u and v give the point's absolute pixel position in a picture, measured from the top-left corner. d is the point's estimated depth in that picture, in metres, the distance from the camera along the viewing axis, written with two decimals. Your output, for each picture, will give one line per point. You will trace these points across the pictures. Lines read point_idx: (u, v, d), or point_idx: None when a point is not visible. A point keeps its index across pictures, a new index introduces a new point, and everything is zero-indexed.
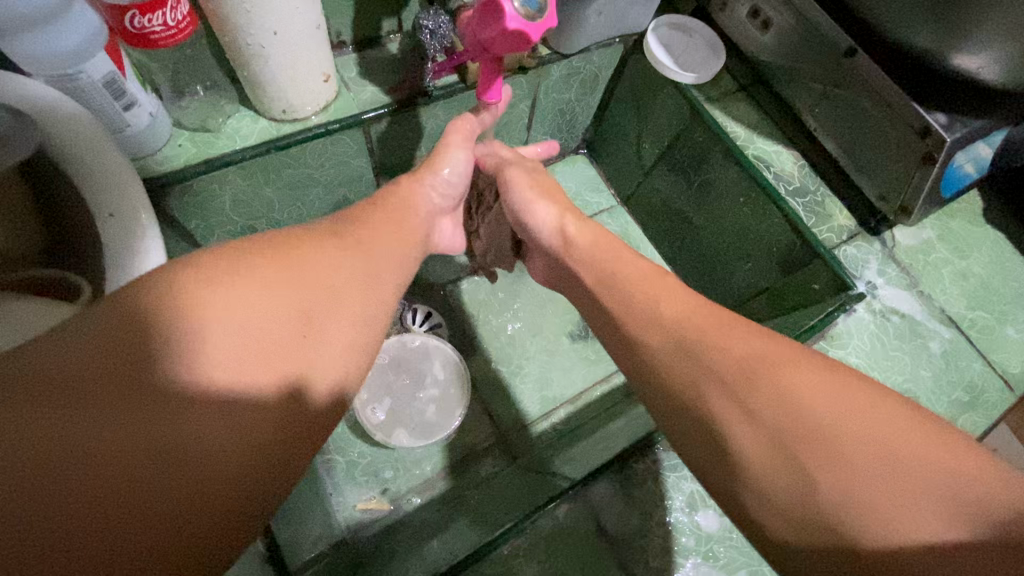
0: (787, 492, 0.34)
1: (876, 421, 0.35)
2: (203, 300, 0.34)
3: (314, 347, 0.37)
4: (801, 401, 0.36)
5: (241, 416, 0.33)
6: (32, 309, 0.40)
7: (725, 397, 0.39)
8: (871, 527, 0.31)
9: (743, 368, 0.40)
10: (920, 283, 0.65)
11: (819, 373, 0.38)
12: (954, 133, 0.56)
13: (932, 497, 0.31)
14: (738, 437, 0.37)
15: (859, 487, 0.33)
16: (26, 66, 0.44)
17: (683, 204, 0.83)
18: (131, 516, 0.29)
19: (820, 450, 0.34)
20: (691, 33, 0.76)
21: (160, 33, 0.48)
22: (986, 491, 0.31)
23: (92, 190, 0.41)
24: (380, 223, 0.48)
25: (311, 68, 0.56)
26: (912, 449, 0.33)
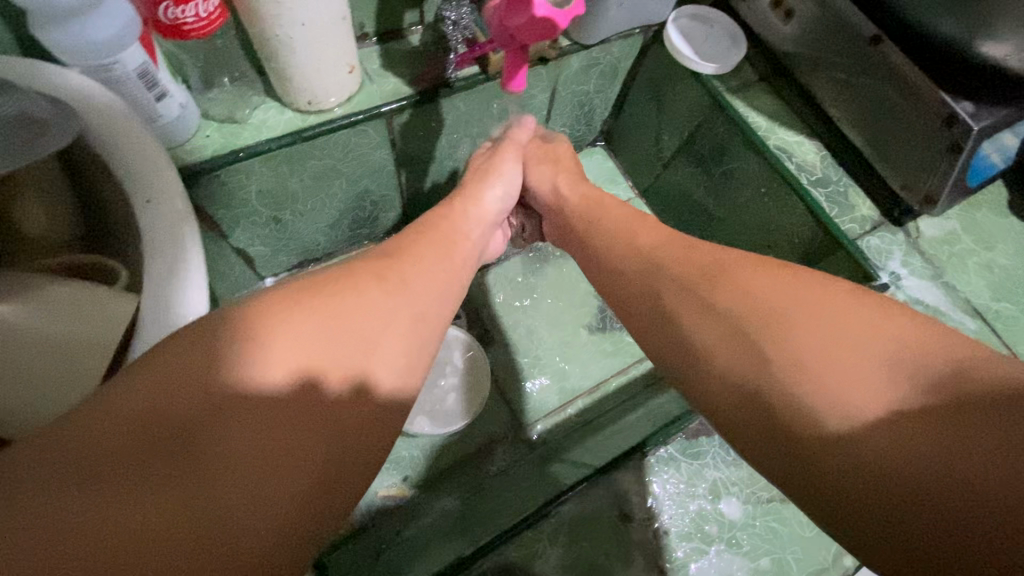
0: (753, 406, 0.36)
1: (825, 309, 0.37)
2: (251, 330, 0.36)
3: (355, 355, 0.39)
4: (757, 299, 0.39)
5: (299, 433, 0.35)
6: (71, 294, 0.41)
7: (691, 301, 0.42)
8: (823, 403, 0.33)
9: (735, 292, 0.40)
10: (945, 274, 0.65)
11: (774, 274, 0.41)
12: (981, 121, 0.55)
13: (876, 364, 0.33)
14: (701, 332, 0.40)
15: (812, 366, 0.35)
16: (63, 57, 0.45)
17: (703, 196, 0.83)
18: (226, 538, 0.31)
19: (772, 334, 0.37)
20: (712, 24, 0.75)
21: (192, 25, 0.49)
22: (928, 355, 0.33)
23: (131, 175, 0.41)
24: (429, 247, 0.49)
25: (336, 60, 0.57)
26: (896, 347, 0.34)
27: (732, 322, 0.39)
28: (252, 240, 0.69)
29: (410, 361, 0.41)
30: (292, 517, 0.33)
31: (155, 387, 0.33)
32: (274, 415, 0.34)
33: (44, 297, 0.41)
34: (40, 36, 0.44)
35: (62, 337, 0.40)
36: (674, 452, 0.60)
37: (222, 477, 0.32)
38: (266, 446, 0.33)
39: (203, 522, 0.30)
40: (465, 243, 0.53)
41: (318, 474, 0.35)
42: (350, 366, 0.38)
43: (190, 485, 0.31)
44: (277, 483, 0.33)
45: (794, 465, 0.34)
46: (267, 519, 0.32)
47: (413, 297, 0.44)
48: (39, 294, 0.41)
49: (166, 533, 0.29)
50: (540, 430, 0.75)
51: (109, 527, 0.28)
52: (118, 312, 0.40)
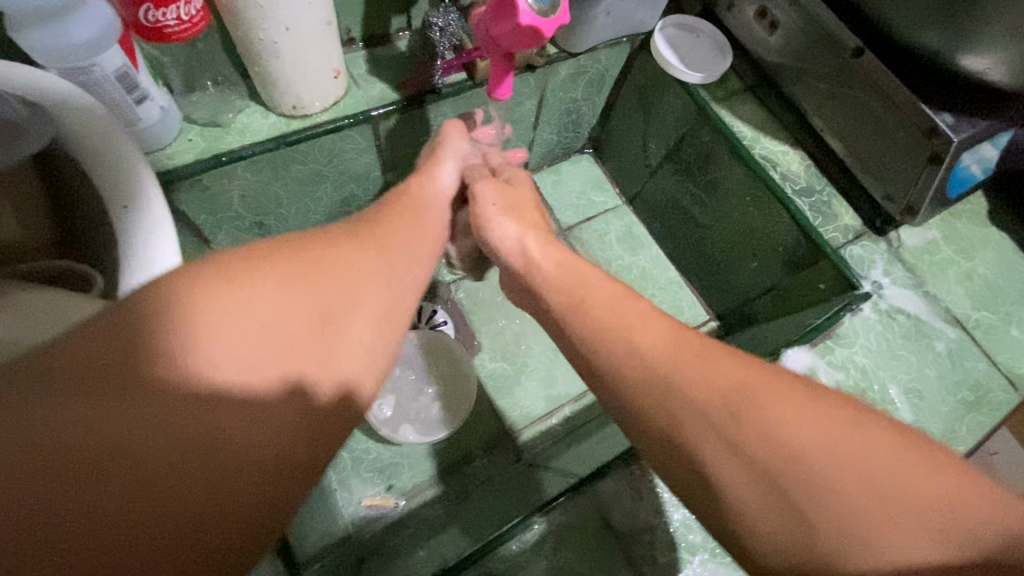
0: (783, 535, 0.35)
1: (861, 457, 0.35)
2: (230, 287, 0.36)
3: (317, 353, 0.37)
4: (795, 446, 0.36)
5: (262, 420, 0.34)
6: (49, 300, 0.40)
7: (718, 442, 0.38)
8: (877, 563, 0.33)
9: (763, 427, 0.37)
10: (926, 283, 0.66)
11: (796, 404, 0.37)
12: (960, 133, 0.56)
13: (920, 526, 0.33)
14: (730, 476, 0.37)
15: (865, 530, 0.34)
16: (38, 59, 0.44)
17: (689, 204, 0.83)
18: (183, 480, 0.31)
19: (817, 495, 0.35)
20: (698, 34, 0.76)
21: (174, 27, 0.49)
22: (968, 513, 0.33)
23: (106, 178, 0.40)
24: (396, 223, 0.49)
25: (320, 65, 0.57)
26: (927, 495, 0.34)
27: (771, 473, 0.36)
28: (235, 245, 0.68)
29: (371, 352, 0.41)
30: (267, 466, 0.34)
31: (108, 364, 0.31)
32: (236, 401, 0.33)
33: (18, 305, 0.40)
34: (16, 37, 0.43)
35: (35, 345, 0.39)
36: (660, 461, 0.59)
37: (179, 459, 0.31)
38: (241, 399, 0.33)
39: (158, 503, 0.30)
40: (431, 215, 0.54)
41: (281, 460, 0.34)
42: (320, 371, 0.37)
43: (167, 420, 0.31)
44: (238, 469, 0.33)
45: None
46: (226, 502, 0.32)
47: (371, 278, 0.43)
48: (13, 302, 0.40)
49: (115, 513, 0.29)
50: (523, 439, 0.74)
51: (85, 453, 0.29)
52: (91, 319, 0.39)
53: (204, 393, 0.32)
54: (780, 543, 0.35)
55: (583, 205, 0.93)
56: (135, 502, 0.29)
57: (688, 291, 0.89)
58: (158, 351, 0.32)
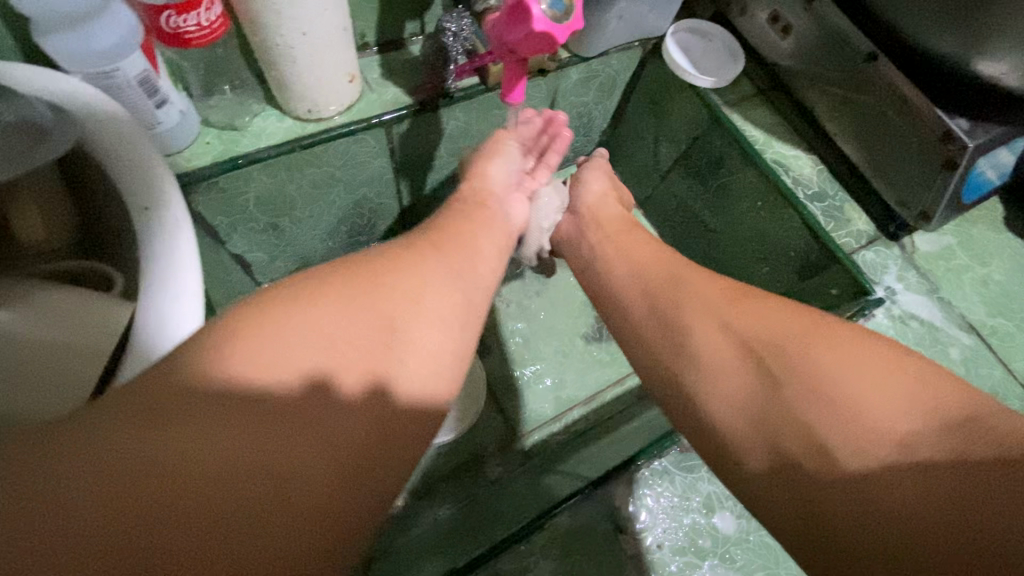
0: (762, 415, 0.38)
1: (846, 347, 0.38)
2: (305, 302, 0.38)
3: (383, 361, 0.38)
4: (780, 330, 0.41)
5: (313, 434, 0.34)
6: (72, 300, 0.41)
7: (715, 334, 0.43)
8: (841, 440, 0.35)
9: (755, 324, 0.42)
10: (940, 289, 0.65)
11: (786, 312, 0.43)
12: (976, 138, 0.56)
13: (893, 402, 0.35)
14: (716, 350, 0.42)
15: (840, 410, 0.36)
16: (66, 63, 0.46)
17: (699, 208, 0.83)
18: (282, 504, 0.32)
19: (797, 367, 0.38)
20: (711, 38, 0.76)
21: (194, 33, 0.49)
22: (943, 398, 0.35)
23: (129, 182, 0.41)
24: (459, 230, 0.51)
25: (336, 70, 0.57)
26: (914, 389, 0.36)
27: (758, 360, 0.40)
28: (249, 247, 0.69)
29: (438, 366, 0.40)
30: (352, 486, 0.35)
31: (165, 397, 0.32)
32: (305, 412, 0.34)
33: (44, 306, 0.41)
34: (44, 44, 0.45)
35: (60, 343, 0.40)
36: (669, 465, 0.60)
37: (229, 479, 0.31)
38: (325, 419, 0.35)
39: (232, 501, 0.31)
40: (490, 210, 0.56)
41: (334, 471, 0.34)
42: (374, 375, 0.37)
43: (262, 443, 0.32)
44: (286, 484, 0.32)
45: (779, 483, 0.36)
46: (294, 506, 0.32)
47: (425, 281, 0.43)
48: (41, 303, 0.41)
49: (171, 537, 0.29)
50: (532, 440, 0.74)
51: (192, 481, 0.30)
52: (113, 318, 0.40)
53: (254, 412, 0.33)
54: (759, 424, 0.38)
55: None
56: (238, 526, 0.30)
57: None
58: (247, 375, 0.33)
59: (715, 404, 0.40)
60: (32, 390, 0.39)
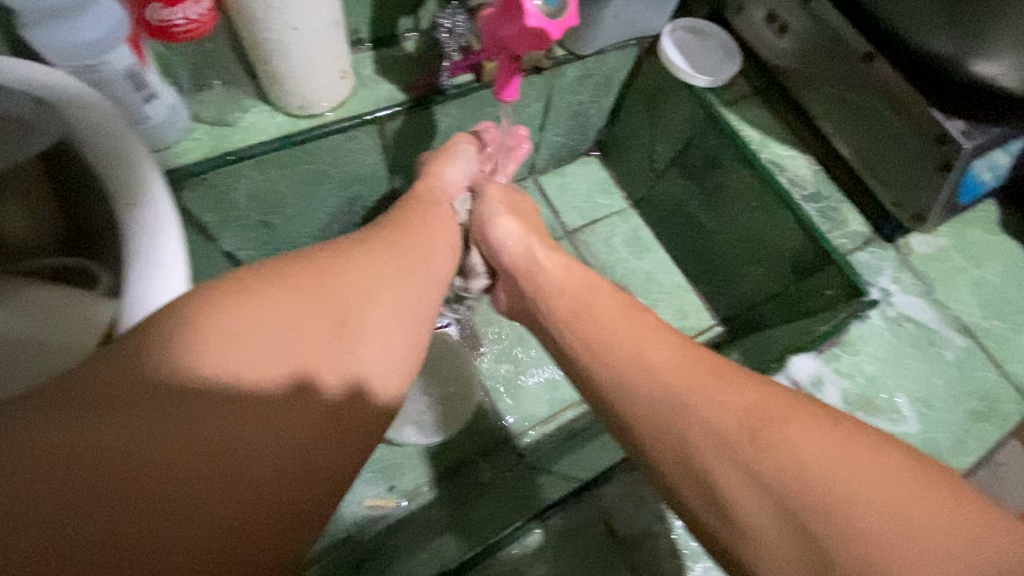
0: (786, 547, 0.36)
1: (863, 475, 0.36)
2: (249, 296, 0.38)
3: (336, 351, 0.40)
4: (796, 457, 0.38)
5: (270, 408, 0.36)
6: (60, 299, 0.40)
7: (728, 461, 0.39)
8: (881, 573, 0.33)
9: (778, 448, 0.39)
10: (935, 291, 0.65)
11: (797, 424, 0.39)
12: (971, 140, 0.55)
13: (929, 555, 0.33)
14: (739, 497, 0.38)
15: (872, 557, 0.34)
16: (49, 56, 0.45)
17: (695, 208, 0.83)
18: (226, 483, 0.33)
19: (824, 508, 0.36)
20: (708, 37, 0.76)
21: (182, 27, 0.49)
22: (975, 544, 0.34)
23: (113, 178, 0.40)
24: (413, 227, 0.51)
25: (328, 66, 0.57)
26: (938, 522, 0.34)
27: (780, 496, 0.37)
28: (241, 244, 0.69)
29: (392, 355, 0.42)
30: (300, 467, 0.36)
31: (126, 374, 0.33)
32: (248, 397, 0.35)
33: (35, 307, 0.40)
34: (27, 35, 0.44)
35: (50, 345, 0.39)
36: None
37: (189, 449, 0.33)
38: (268, 404, 0.36)
39: (175, 481, 0.32)
40: (439, 208, 0.56)
41: (281, 454, 0.35)
42: (331, 368, 0.39)
43: (205, 426, 0.34)
44: (248, 452, 0.34)
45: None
46: (239, 485, 0.34)
47: (382, 286, 0.44)
48: (30, 304, 0.40)
49: (136, 503, 0.31)
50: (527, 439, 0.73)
51: (136, 463, 0.31)
52: (101, 318, 0.39)
53: (211, 389, 0.35)
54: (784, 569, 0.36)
55: (589, 208, 0.93)
56: (184, 503, 0.32)
57: (694, 295, 0.89)
58: (188, 366, 0.34)
59: (727, 504, 0.39)
60: (11, 385, 0.38)
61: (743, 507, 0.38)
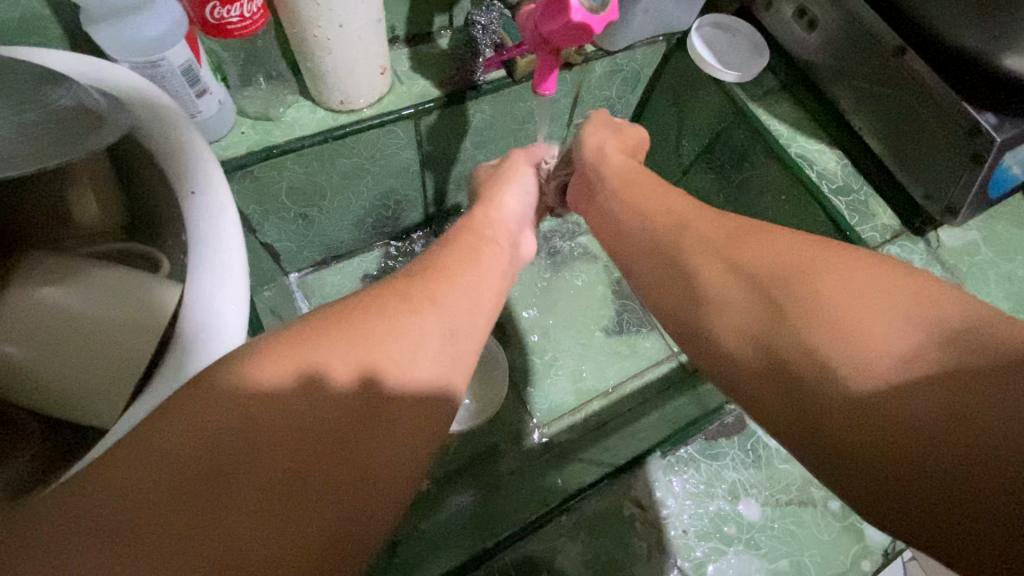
0: (760, 334, 0.38)
1: (833, 267, 0.38)
2: (286, 325, 0.39)
3: (366, 350, 0.38)
4: (789, 259, 0.40)
5: (342, 433, 0.35)
6: (120, 279, 0.41)
7: (715, 264, 0.43)
8: (840, 352, 0.34)
9: (759, 256, 0.41)
10: (965, 284, 0.65)
11: (805, 242, 0.41)
12: (1003, 133, 0.56)
13: (892, 313, 0.34)
14: (725, 300, 0.41)
15: (844, 329, 0.35)
16: (112, 53, 0.47)
17: (721, 203, 0.83)
18: (271, 506, 0.32)
19: (799, 294, 0.37)
20: (735, 33, 0.76)
21: (237, 24, 0.51)
22: (937, 304, 0.34)
23: (175, 169, 0.42)
24: (456, 250, 0.49)
25: (368, 62, 0.59)
26: (904, 295, 0.35)
27: (764, 296, 0.39)
28: (279, 236, 0.71)
29: (425, 352, 0.39)
30: (346, 478, 0.34)
31: (197, 397, 0.33)
32: (281, 413, 0.34)
33: (94, 285, 0.41)
34: (91, 32, 0.47)
35: (110, 322, 0.40)
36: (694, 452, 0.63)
37: (263, 475, 0.32)
38: (302, 417, 0.34)
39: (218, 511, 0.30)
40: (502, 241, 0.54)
41: (323, 466, 0.34)
42: (353, 359, 0.37)
43: (239, 450, 0.32)
44: (320, 479, 0.33)
45: (762, 381, 0.37)
46: (285, 505, 0.32)
47: (437, 316, 0.41)
48: (91, 281, 0.41)
49: (208, 531, 0.30)
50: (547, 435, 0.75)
51: (173, 496, 0.30)
52: (163, 299, 0.40)
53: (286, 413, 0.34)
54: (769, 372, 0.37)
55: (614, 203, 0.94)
56: (229, 533, 0.30)
57: None
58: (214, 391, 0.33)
59: (717, 325, 0.41)
60: (73, 363, 0.40)
61: (723, 319, 0.41)
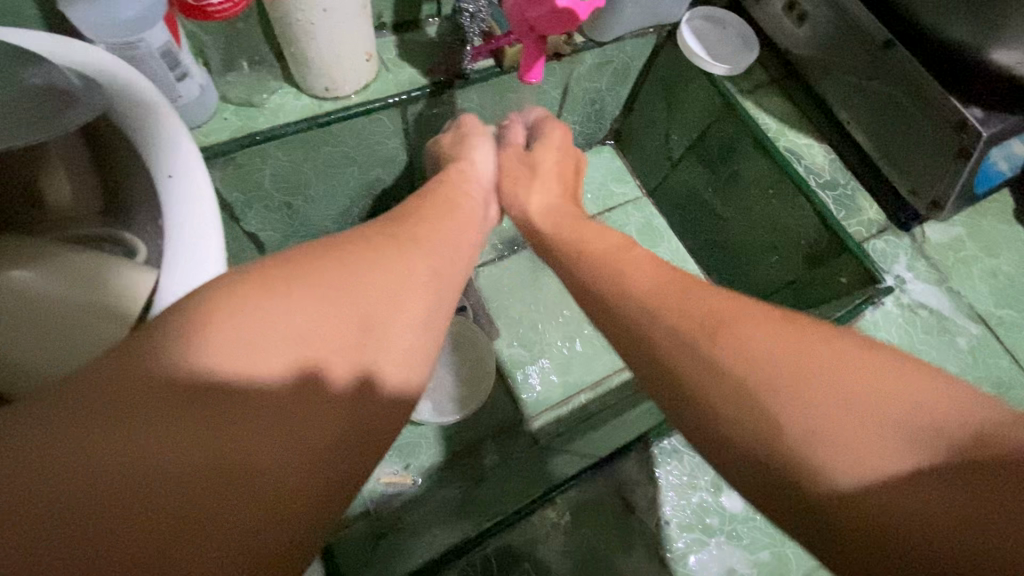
0: (736, 421, 0.33)
1: (824, 358, 0.33)
2: (263, 277, 0.34)
3: (350, 338, 0.35)
4: (756, 351, 0.34)
5: (299, 428, 0.31)
6: (90, 265, 0.40)
7: (676, 341, 0.37)
8: (834, 461, 0.30)
9: (738, 342, 0.35)
10: (949, 279, 0.65)
11: (773, 327, 0.36)
12: (989, 128, 0.56)
13: (892, 422, 0.30)
14: (702, 382, 0.35)
15: (832, 431, 0.31)
16: (90, 34, 0.46)
17: (710, 197, 0.83)
18: (230, 496, 0.28)
19: (775, 395, 0.33)
20: (726, 26, 0.76)
21: (217, 7, 0.49)
22: (930, 404, 0.30)
23: (151, 152, 0.41)
24: (432, 208, 0.49)
25: (354, 49, 0.58)
26: (898, 400, 0.31)
27: (735, 381, 0.34)
28: (264, 225, 0.70)
29: (411, 348, 0.38)
30: (312, 480, 0.31)
31: (171, 360, 0.29)
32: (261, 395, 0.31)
33: (63, 269, 0.39)
34: (67, 12, 0.46)
35: (78, 307, 0.38)
36: (675, 444, 0.60)
37: (192, 470, 0.28)
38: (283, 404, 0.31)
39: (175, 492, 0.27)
40: (468, 201, 0.54)
41: (293, 460, 0.31)
42: (343, 360, 0.34)
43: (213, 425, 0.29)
44: (269, 473, 0.30)
45: (749, 471, 0.33)
46: (246, 497, 0.29)
47: (399, 288, 0.39)
48: (59, 265, 0.39)
49: (105, 525, 0.25)
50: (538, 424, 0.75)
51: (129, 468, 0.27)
52: (135, 286, 0.39)
53: (210, 399, 0.29)
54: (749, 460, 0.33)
55: (603, 196, 0.94)
56: (185, 518, 0.27)
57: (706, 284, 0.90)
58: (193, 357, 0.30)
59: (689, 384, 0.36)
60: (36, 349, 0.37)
61: (713, 390, 0.35)
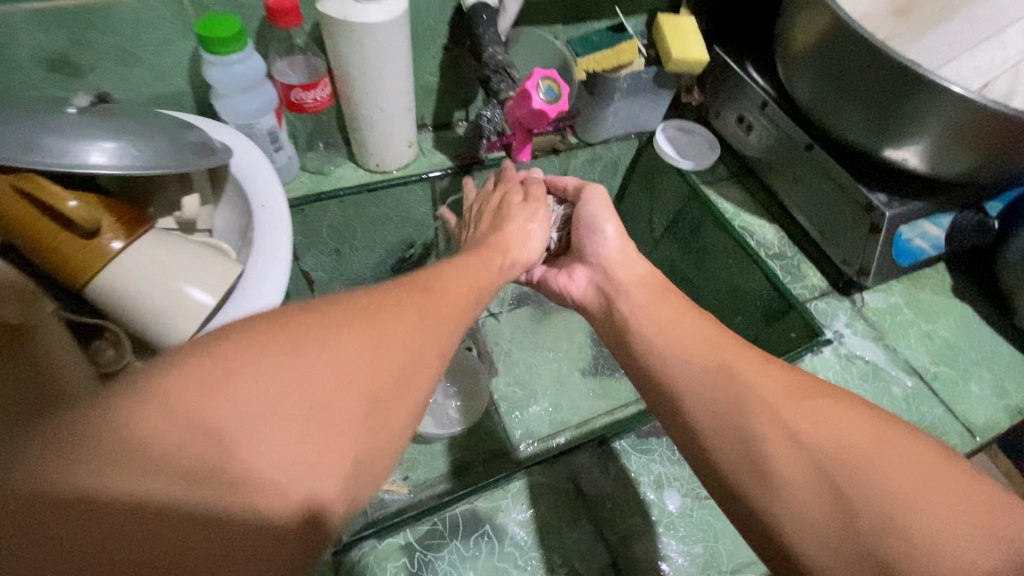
0: (830, 517, 0.43)
1: (903, 452, 0.44)
2: (251, 354, 0.31)
3: (341, 458, 0.32)
4: (843, 442, 0.45)
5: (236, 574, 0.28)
6: (196, 247, 0.56)
7: (771, 419, 0.49)
8: (926, 555, 0.39)
9: (823, 432, 0.46)
10: (887, 337, 0.75)
11: (845, 413, 0.47)
12: (892, 209, 0.70)
13: (970, 516, 0.41)
14: (785, 459, 0.47)
15: (926, 525, 0.40)
16: (226, 119, 0.69)
17: (685, 267, 0.98)
18: None
19: (861, 481, 0.43)
20: (694, 135, 0.96)
21: (310, 104, 0.72)
22: (988, 503, 0.41)
23: (255, 190, 0.62)
24: (462, 281, 0.50)
25: (400, 137, 0.79)
26: (962, 495, 0.42)
27: (832, 476, 0.44)
28: (316, 266, 0.89)
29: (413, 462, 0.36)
30: None
31: (74, 485, 0.26)
32: (185, 527, 0.27)
33: (178, 245, 0.56)
34: (216, 104, 0.69)
35: (180, 272, 0.53)
36: (626, 445, 0.61)
37: None
38: (213, 549, 0.28)
39: None
40: (496, 257, 0.62)
41: None
42: (334, 479, 0.32)
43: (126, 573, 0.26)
44: None
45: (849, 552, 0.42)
46: None
47: (420, 364, 0.38)
48: (176, 243, 0.56)
49: None
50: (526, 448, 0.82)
51: None
52: (226, 270, 0.55)
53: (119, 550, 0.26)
54: (829, 543, 0.43)
55: None
56: None
57: None
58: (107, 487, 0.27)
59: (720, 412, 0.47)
60: (146, 296, 0.52)
61: None
